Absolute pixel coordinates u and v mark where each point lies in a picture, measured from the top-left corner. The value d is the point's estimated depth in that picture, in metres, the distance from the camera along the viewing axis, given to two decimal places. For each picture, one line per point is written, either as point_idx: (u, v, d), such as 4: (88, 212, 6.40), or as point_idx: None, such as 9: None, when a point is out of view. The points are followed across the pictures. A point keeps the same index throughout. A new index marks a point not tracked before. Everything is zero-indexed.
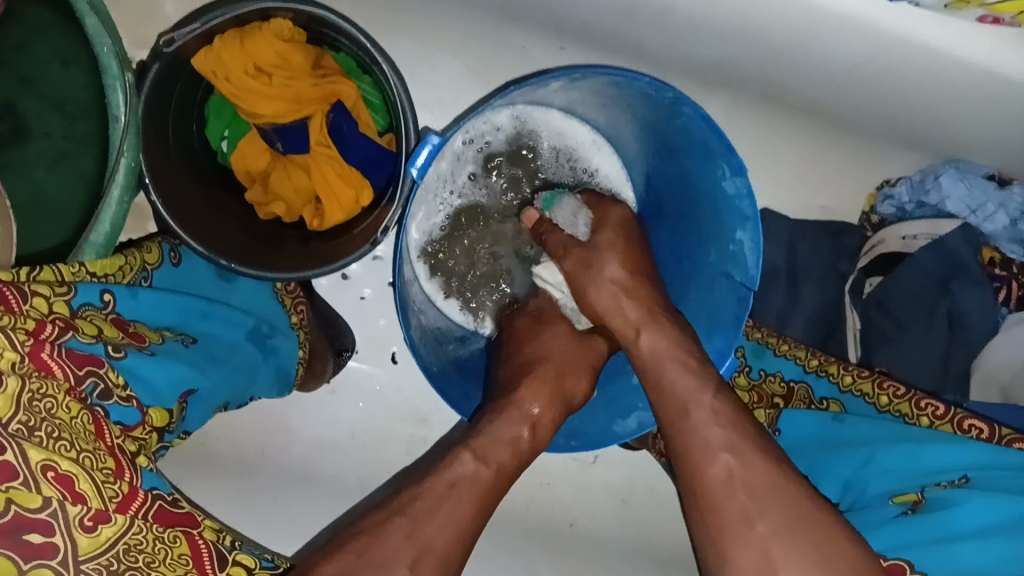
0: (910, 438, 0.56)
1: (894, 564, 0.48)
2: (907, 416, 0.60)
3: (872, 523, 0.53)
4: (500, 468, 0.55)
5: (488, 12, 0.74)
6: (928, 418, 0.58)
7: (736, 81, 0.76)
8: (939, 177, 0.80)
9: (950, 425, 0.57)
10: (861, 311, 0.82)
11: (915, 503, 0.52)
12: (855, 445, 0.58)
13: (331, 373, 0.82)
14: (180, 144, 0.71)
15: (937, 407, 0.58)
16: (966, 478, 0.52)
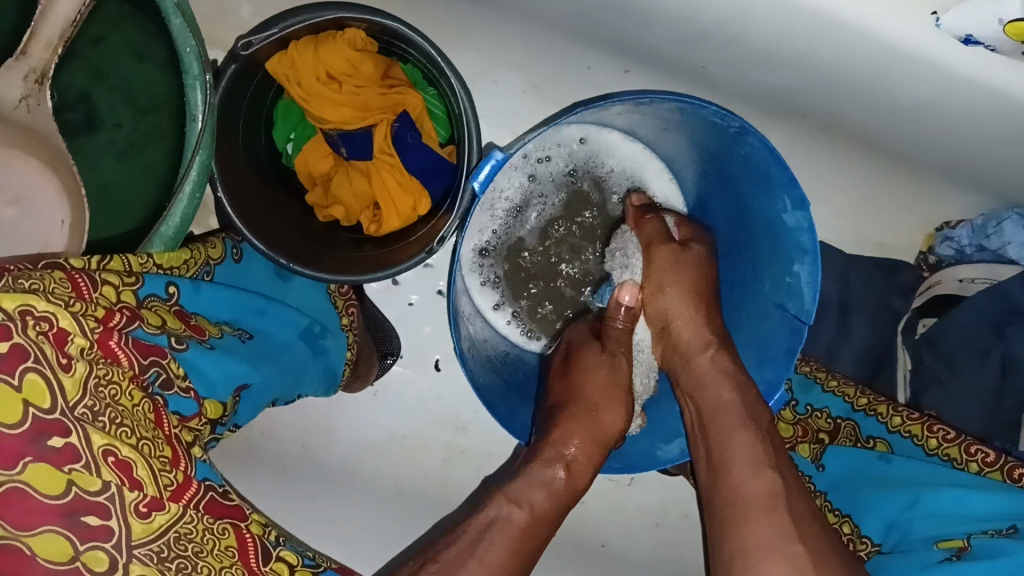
0: (959, 483, 0.54)
1: None
2: (956, 461, 0.58)
3: (910, 567, 0.52)
4: (533, 509, 0.55)
5: (555, 30, 0.75)
6: (977, 463, 0.57)
7: (800, 112, 0.76)
8: (1001, 223, 0.78)
9: (999, 473, 0.56)
10: (912, 350, 0.82)
11: (960, 549, 0.51)
12: (902, 487, 0.57)
13: (376, 376, 0.83)
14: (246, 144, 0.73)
15: (987, 453, 0.57)
16: (1015, 528, 0.50)
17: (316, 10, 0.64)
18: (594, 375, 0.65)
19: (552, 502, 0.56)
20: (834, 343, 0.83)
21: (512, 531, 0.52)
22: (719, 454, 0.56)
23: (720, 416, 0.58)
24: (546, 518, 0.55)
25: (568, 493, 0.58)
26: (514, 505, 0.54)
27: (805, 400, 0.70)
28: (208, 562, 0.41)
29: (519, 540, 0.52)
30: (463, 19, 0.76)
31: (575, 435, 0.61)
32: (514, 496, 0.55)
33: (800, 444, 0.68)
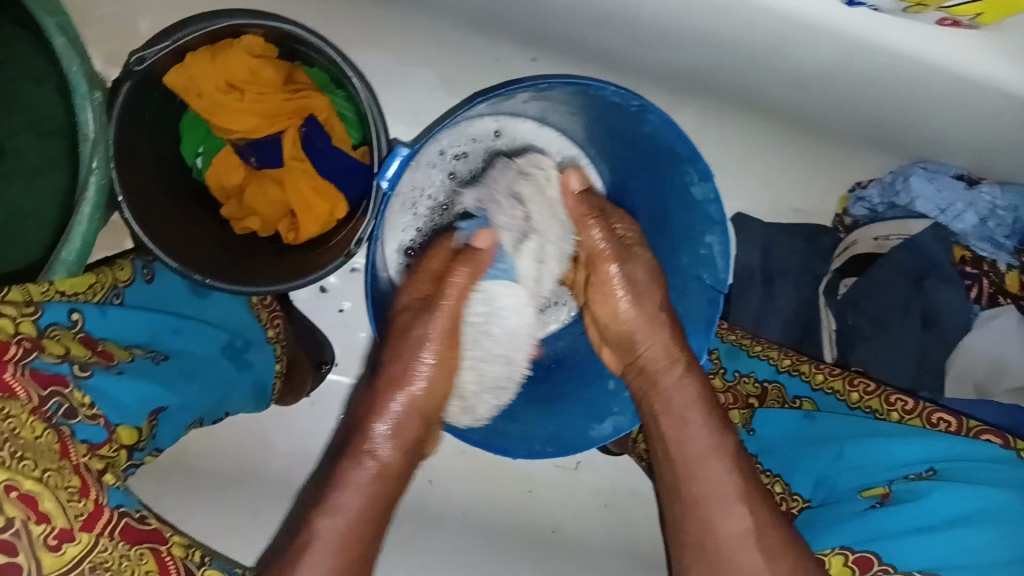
0: (882, 433, 0.56)
1: (861, 557, 0.48)
2: (878, 412, 0.60)
3: (840, 517, 0.52)
4: (351, 515, 0.52)
5: (460, 23, 0.74)
6: (898, 412, 0.59)
7: (707, 88, 0.77)
8: (909, 179, 0.81)
9: (919, 420, 0.57)
10: (836, 311, 0.83)
11: (883, 496, 0.52)
12: (827, 443, 0.58)
13: (311, 386, 0.83)
14: (129, 170, 0.66)
15: (906, 402, 0.59)
16: (933, 470, 0.52)
17: (210, 19, 0.63)
18: (414, 354, 0.61)
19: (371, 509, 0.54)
20: (761, 311, 0.84)
21: (330, 544, 0.50)
22: (690, 489, 0.53)
23: (683, 449, 0.54)
24: (363, 520, 0.53)
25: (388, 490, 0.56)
26: (330, 515, 0.52)
27: (732, 366, 0.71)
28: None
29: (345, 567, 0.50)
30: (365, 20, 0.76)
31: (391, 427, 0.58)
32: (329, 506, 0.52)
33: (733, 412, 0.68)
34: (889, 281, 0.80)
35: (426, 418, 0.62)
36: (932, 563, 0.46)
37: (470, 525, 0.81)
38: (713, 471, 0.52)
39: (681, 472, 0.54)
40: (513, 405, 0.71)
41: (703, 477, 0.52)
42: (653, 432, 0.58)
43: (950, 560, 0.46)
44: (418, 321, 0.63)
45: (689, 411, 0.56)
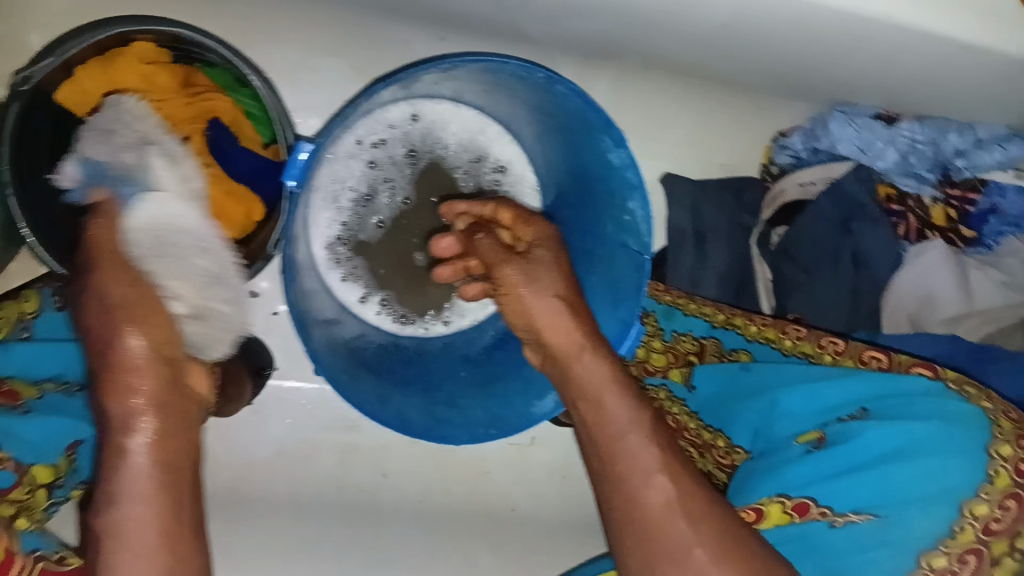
0: (812, 377, 0.56)
1: (799, 504, 0.49)
2: (812, 356, 0.60)
3: (775, 463, 0.52)
4: (134, 501, 0.45)
5: (361, 9, 0.72)
6: (831, 355, 0.59)
7: (617, 53, 0.76)
8: (828, 124, 0.83)
9: (851, 360, 0.57)
10: (770, 261, 0.84)
11: (818, 441, 0.52)
12: (761, 392, 0.58)
13: (252, 395, 0.81)
14: (24, 191, 0.62)
15: (837, 343, 0.59)
16: (863, 410, 0.52)
17: (95, 29, 0.61)
18: (93, 299, 0.52)
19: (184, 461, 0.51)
20: (696, 269, 0.84)
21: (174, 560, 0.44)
22: (614, 471, 0.46)
23: (604, 429, 0.47)
24: (164, 509, 0.45)
25: (172, 449, 0.48)
26: (109, 504, 0.44)
27: (670, 327, 0.70)
28: None
29: (169, 523, 0.45)
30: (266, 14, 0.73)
31: (141, 391, 0.49)
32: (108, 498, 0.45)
33: (671, 371, 0.68)
34: (819, 228, 0.81)
35: (172, 364, 0.52)
36: (865, 501, 0.47)
37: (424, 515, 0.80)
38: (635, 442, 0.46)
39: (605, 453, 0.47)
40: (454, 394, 0.72)
41: (624, 453, 0.46)
42: (577, 424, 0.50)
43: (882, 497, 0.47)
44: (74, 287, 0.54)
45: (604, 392, 0.48)
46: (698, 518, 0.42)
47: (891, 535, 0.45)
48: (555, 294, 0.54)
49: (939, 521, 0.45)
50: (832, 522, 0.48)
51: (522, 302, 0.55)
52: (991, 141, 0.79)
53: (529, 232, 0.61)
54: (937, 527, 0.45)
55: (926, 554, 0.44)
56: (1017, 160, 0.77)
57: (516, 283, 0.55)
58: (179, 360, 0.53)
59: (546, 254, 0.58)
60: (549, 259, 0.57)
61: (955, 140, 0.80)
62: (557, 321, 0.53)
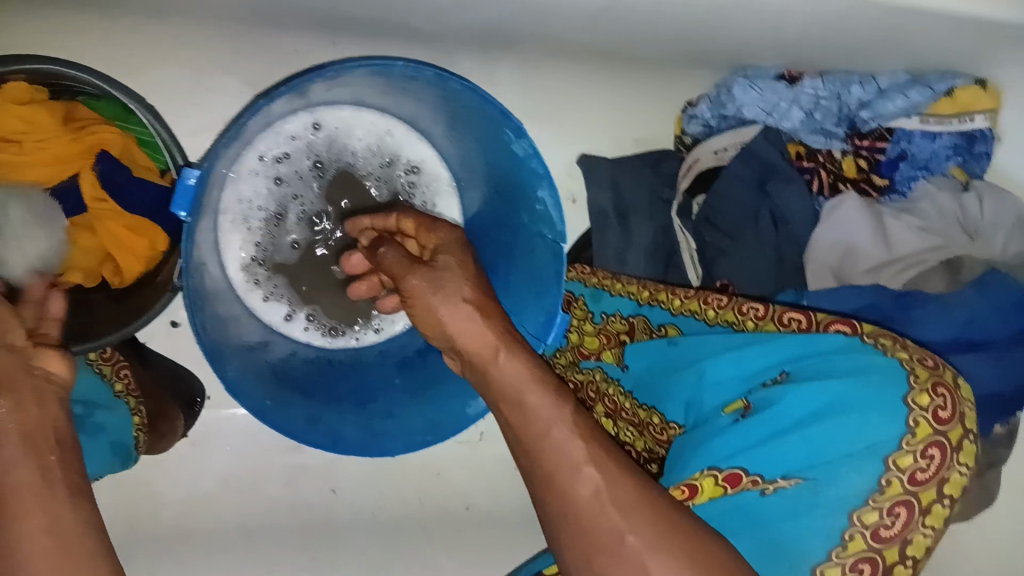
0: (736, 344, 0.55)
1: (731, 475, 0.48)
2: (735, 324, 0.59)
3: (706, 436, 0.52)
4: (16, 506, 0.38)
5: (247, 23, 0.70)
6: (752, 321, 0.57)
7: (516, 40, 0.76)
8: (732, 90, 0.84)
9: (772, 322, 0.56)
10: (693, 231, 0.83)
11: (744, 409, 0.51)
12: (687, 366, 0.57)
13: (184, 427, 0.79)
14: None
15: (757, 308, 0.58)
16: (784, 372, 0.51)
17: None
18: None
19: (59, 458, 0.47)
20: (622, 247, 0.82)
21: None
22: (544, 471, 0.45)
23: (528, 430, 0.46)
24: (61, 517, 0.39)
25: (32, 421, 0.43)
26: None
27: (598, 310, 0.71)
28: None
29: (40, 488, 0.40)
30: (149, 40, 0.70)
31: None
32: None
33: (604, 352, 0.69)
34: (737, 191, 0.80)
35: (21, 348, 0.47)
36: (794, 466, 0.47)
37: (379, 527, 0.79)
38: (561, 437, 0.45)
39: (534, 452, 0.46)
40: (391, 403, 0.71)
41: (551, 451, 0.45)
42: (503, 426, 0.49)
43: (809, 459, 0.46)
44: None
45: (524, 391, 0.47)
46: (630, 508, 0.42)
47: (821, 496, 0.45)
48: (464, 300, 0.52)
49: (866, 476, 0.45)
50: (763, 490, 0.47)
51: (433, 314, 0.53)
52: (893, 89, 0.80)
53: (433, 237, 0.58)
54: (865, 482, 0.45)
55: (857, 510, 0.44)
56: (919, 106, 0.79)
57: (424, 294, 0.53)
58: (26, 345, 0.48)
59: (450, 260, 0.55)
60: (456, 264, 0.55)
61: (859, 92, 0.82)
62: (468, 329, 0.51)
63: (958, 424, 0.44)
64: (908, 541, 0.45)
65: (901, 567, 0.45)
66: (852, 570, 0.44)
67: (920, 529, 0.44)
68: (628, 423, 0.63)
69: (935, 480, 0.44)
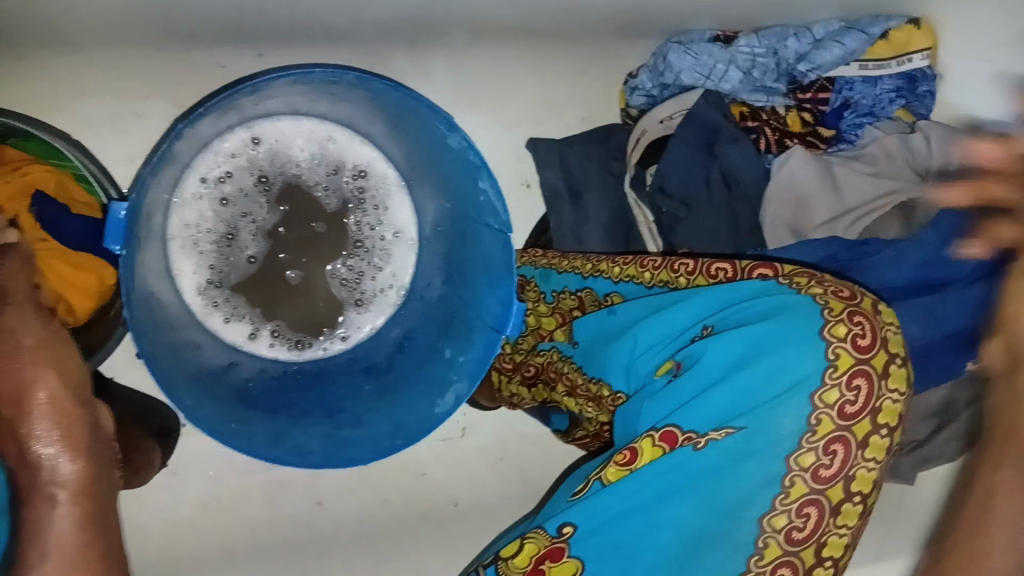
0: (663, 304, 0.55)
1: (667, 433, 0.49)
2: (669, 283, 0.58)
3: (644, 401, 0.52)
4: None
5: (167, 45, 0.69)
6: (684, 277, 0.57)
7: (441, 31, 0.75)
8: (667, 57, 0.82)
9: (702, 276, 0.56)
10: (648, 202, 0.81)
11: (675, 368, 0.52)
12: (623, 332, 0.57)
13: (163, 457, 0.77)
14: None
15: (687, 263, 0.57)
16: (708, 327, 0.51)
17: None
18: None
19: (91, 528, 0.40)
20: (577, 226, 0.82)
21: None
22: None
23: None
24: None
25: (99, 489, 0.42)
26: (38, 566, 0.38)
27: (549, 289, 0.71)
28: None
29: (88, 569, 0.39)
30: (71, 69, 0.70)
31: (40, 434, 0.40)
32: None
33: (557, 331, 0.68)
34: (685, 157, 0.78)
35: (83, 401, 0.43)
36: (723, 417, 0.47)
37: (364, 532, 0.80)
38: None
39: None
40: (358, 411, 0.71)
41: None
42: None
43: (737, 409, 0.47)
44: None
45: None
46: None
47: (754, 447, 0.46)
48: None
49: (796, 418, 0.45)
50: (696, 445, 0.48)
51: None
52: (828, 38, 0.80)
53: None
54: (796, 424, 0.45)
55: (793, 454, 0.45)
56: (855, 51, 0.79)
57: None
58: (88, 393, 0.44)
59: None
60: None
61: (796, 45, 0.80)
62: None
63: (880, 349, 0.44)
64: (852, 477, 0.45)
65: (849, 505, 0.45)
66: (798, 515, 0.45)
67: (860, 464, 0.45)
68: (587, 397, 0.63)
69: (867, 412, 0.44)
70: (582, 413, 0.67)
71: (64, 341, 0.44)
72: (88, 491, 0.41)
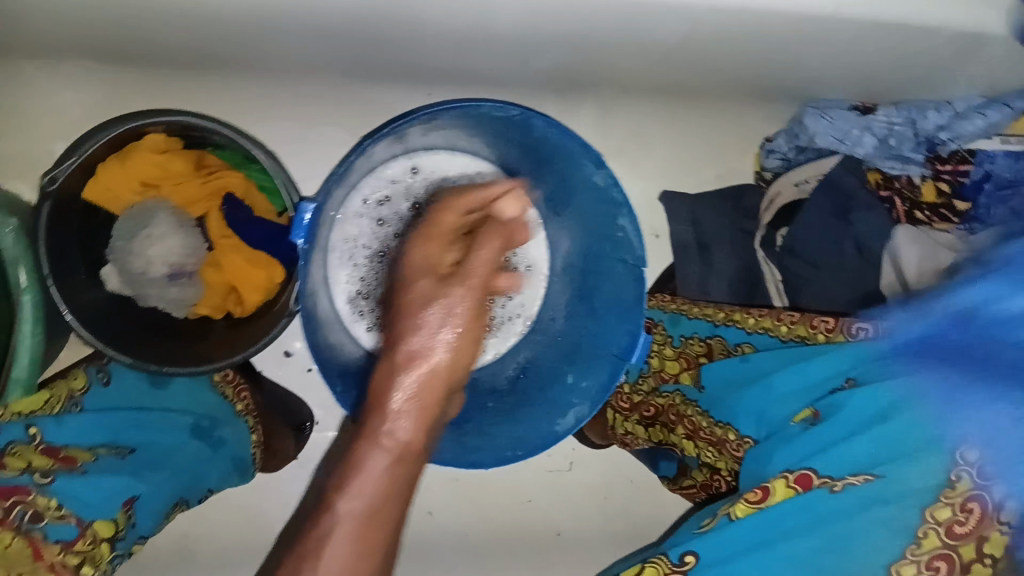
0: (798, 356, 0.56)
1: (801, 477, 0.48)
2: (806, 339, 0.59)
3: (777, 445, 0.53)
4: (353, 523, 0.45)
5: (349, 77, 0.78)
6: (822, 334, 0.57)
7: (592, 83, 0.81)
8: (803, 121, 0.86)
9: (841, 335, 0.56)
10: (777, 261, 0.81)
11: (812, 417, 0.52)
12: (760, 377, 0.58)
13: (297, 449, 0.84)
14: (65, 287, 0.67)
15: (828, 321, 0.57)
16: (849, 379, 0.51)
17: (107, 128, 0.65)
18: (426, 304, 0.53)
19: (393, 480, 0.47)
20: (703, 277, 0.86)
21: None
22: None
23: None
24: (367, 536, 0.45)
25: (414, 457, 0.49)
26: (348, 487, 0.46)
27: (678, 334, 0.74)
28: None
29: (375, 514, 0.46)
30: (261, 94, 0.80)
31: (408, 391, 0.50)
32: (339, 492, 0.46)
33: (683, 375, 0.71)
34: (817, 221, 0.77)
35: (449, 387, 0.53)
36: (861, 465, 0.47)
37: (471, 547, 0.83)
38: None
39: None
40: (482, 423, 0.75)
41: None
42: None
43: (877, 459, 0.46)
44: (424, 286, 0.55)
45: None
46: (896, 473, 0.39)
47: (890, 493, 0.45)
48: None
49: (928, 472, 0.44)
50: (832, 488, 0.47)
51: None
52: (970, 111, 0.79)
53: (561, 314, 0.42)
54: (933, 478, 0.44)
55: (929, 507, 0.44)
56: (997, 124, 0.76)
57: None
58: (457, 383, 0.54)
59: None
60: None
61: (935, 118, 0.80)
62: None
63: None
64: (986, 537, 0.43)
65: (980, 567, 0.43)
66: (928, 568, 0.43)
67: (996, 527, 0.42)
68: (708, 441, 0.65)
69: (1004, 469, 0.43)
70: (698, 457, 0.69)
71: (478, 337, 0.54)
72: (415, 454, 0.49)
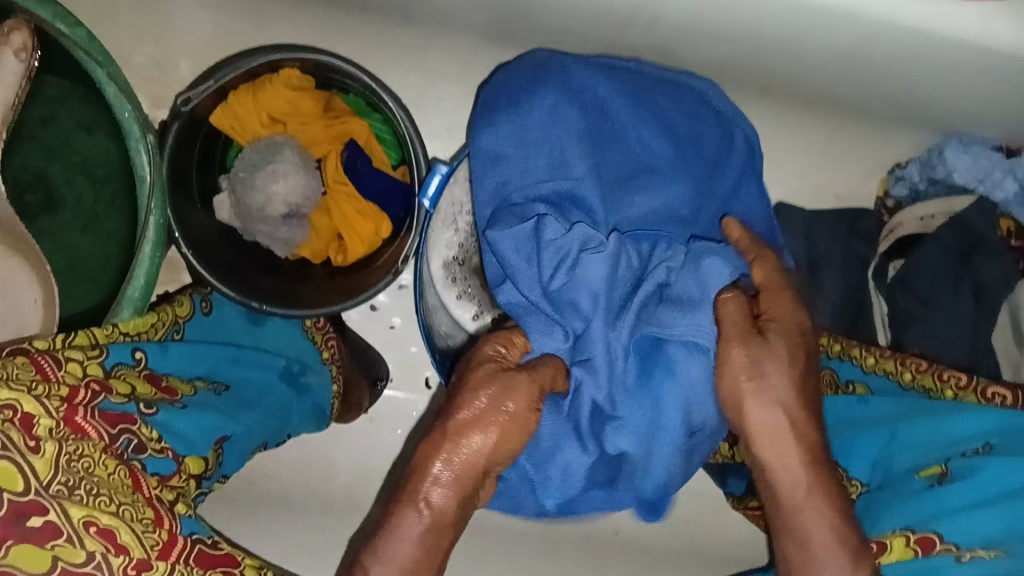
0: (931, 410, 0.55)
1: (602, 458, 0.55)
2: (932, 390, 0.60)
3: (899, 497, 0.52)
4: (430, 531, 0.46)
5: (486, 37, 0.75)
6: (952, 390, 0.58)
7: (735, 82, 0.78)
8: (943, 152, 0.80)
9: (973, 396, 0.58)
10: (886, 295, 0.79)
11: (941, 476, 0.51)
12: (885, 423, 0.57)
13: (370, 402, 0.83)
14: (180, 212, 0.68)
15: (959, 377, 0.59)
16: (989, 444, 0.52)
17: (244, 58, 0.65)
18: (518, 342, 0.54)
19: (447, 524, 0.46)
20: None
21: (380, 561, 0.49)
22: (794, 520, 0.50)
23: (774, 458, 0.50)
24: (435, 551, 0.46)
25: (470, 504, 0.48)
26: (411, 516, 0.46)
27: None
28: (149, 549, 0.41)
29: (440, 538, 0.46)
30: (395, 43, 0.78)
31: (485, 439, 0.47)
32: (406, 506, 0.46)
33: None
34: (939, 260, 0.76)
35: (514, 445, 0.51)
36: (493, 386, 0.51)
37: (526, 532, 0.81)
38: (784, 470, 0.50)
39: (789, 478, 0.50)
40: None
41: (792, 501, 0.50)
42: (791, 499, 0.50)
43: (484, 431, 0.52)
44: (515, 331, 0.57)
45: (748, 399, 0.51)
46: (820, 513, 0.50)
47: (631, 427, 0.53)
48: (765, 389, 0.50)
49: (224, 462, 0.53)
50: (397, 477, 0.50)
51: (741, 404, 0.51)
52: None
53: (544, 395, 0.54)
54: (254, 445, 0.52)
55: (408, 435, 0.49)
56: None
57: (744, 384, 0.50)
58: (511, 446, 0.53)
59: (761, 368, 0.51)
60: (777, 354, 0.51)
61: None
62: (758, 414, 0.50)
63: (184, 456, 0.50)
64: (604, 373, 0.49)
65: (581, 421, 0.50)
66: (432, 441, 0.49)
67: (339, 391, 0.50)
68: None
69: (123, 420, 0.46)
70: None
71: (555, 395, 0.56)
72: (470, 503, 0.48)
